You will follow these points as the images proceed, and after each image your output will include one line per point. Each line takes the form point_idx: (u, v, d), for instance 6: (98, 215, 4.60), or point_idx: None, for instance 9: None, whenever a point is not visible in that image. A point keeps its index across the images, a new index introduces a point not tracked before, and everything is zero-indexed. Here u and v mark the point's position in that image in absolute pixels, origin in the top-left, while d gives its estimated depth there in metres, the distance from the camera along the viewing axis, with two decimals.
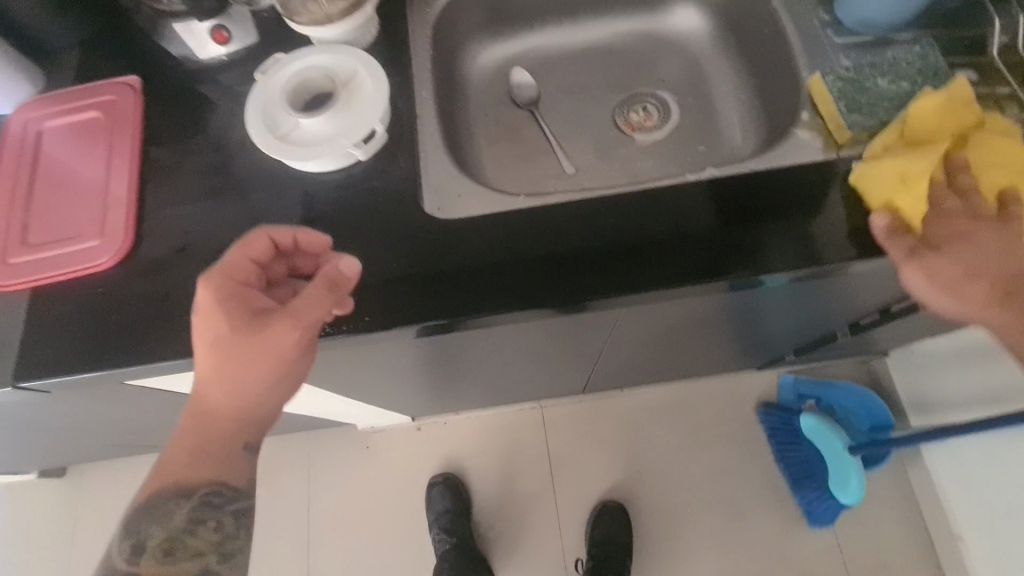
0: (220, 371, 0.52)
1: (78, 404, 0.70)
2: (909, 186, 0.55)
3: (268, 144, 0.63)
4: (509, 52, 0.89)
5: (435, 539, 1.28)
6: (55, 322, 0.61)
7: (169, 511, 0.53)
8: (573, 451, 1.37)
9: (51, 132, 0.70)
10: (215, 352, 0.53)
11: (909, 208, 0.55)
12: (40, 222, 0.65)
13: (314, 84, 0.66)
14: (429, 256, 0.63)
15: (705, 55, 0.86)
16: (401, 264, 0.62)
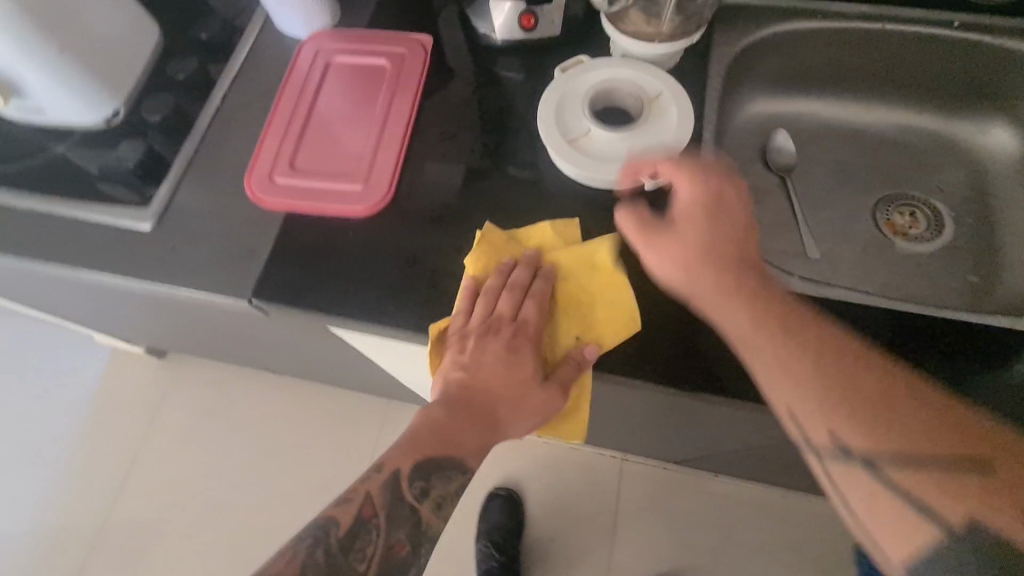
0: (501, 361, 0.54)
1: (268, 327, 0.70)
2: (599, 273, 0.57)
3: (557, 146, 0.61)
4: (775, 109, 0.82)
5: (479, 550, 1.10)
6: (301, 252, 0.61)
7: (378, 531, 0.52)
8: (659, 527, 1.14)
9: (337, 69, 0.72)
10: (502, 341, 0.54)
11: (611, 300, 0.57)
12: (310, 153, 0.66)
13: (614, 97, 0.64)
14: (683, 312, 0.57)
15: (1004, 178, 0.75)
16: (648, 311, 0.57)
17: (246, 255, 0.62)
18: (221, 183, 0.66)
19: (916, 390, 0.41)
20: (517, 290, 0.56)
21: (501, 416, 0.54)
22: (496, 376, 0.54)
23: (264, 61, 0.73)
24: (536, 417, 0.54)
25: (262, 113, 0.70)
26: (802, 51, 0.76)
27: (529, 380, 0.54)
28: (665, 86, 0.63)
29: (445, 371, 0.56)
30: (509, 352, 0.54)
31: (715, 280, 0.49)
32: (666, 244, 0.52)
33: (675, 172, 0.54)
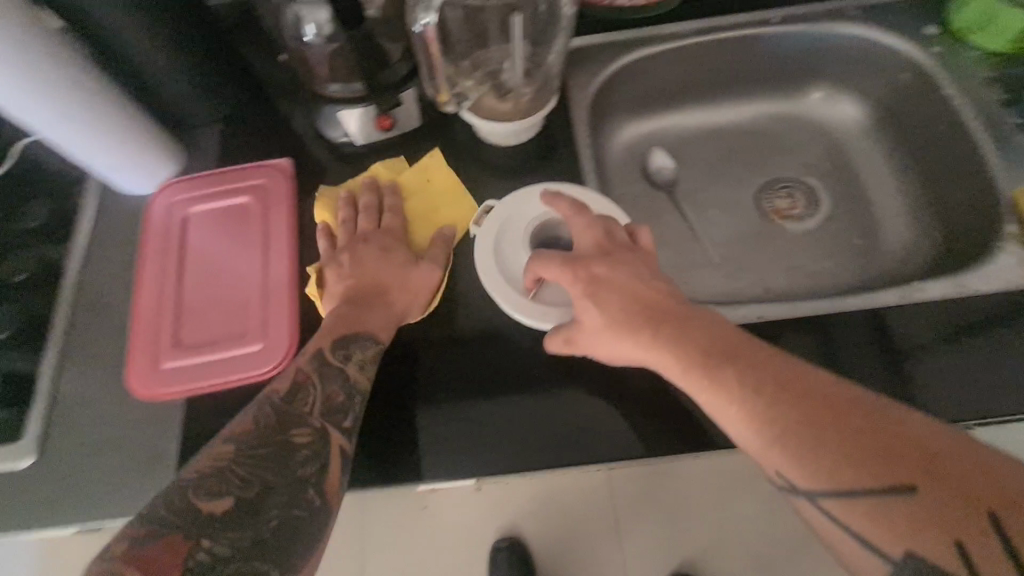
0: (368, 272, 0.59)
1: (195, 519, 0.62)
2: (429, 183, 0.66)
3: (485, 268, 0.60)
4: (645, 128, 0.85)
5: None
6: (213, 436, 0.56)
7: None
8: None
9: (197, 219, 0.66)
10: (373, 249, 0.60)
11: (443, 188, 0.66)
12: (193, 322, 0.60)
13: (546, 224, 0.63)
14: (622, 384, 0.59)
15: (854, 144, 0.81)
16: (593, 394, 0.59)
17: (152, 460, 0.55)
18: (99, 385, 0.59)
19: (860, 405, 0.41)
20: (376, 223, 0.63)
21: (372, 314, 0.57)
22: (365, 272, 0.59)
23: (113, 231, 0.67)
24: (392, 325, 0.58)
25: (124, 289, 0.63)
26: (652, 73, 0.79)
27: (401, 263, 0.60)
28: (569, 185, 0.63)
29: (337, 296, 0.58)
30: (378, 263, 0.60)
31: (677, 328, 0.48)
32: (604, 293, 0.50)
33: (562, 275, 0.52)
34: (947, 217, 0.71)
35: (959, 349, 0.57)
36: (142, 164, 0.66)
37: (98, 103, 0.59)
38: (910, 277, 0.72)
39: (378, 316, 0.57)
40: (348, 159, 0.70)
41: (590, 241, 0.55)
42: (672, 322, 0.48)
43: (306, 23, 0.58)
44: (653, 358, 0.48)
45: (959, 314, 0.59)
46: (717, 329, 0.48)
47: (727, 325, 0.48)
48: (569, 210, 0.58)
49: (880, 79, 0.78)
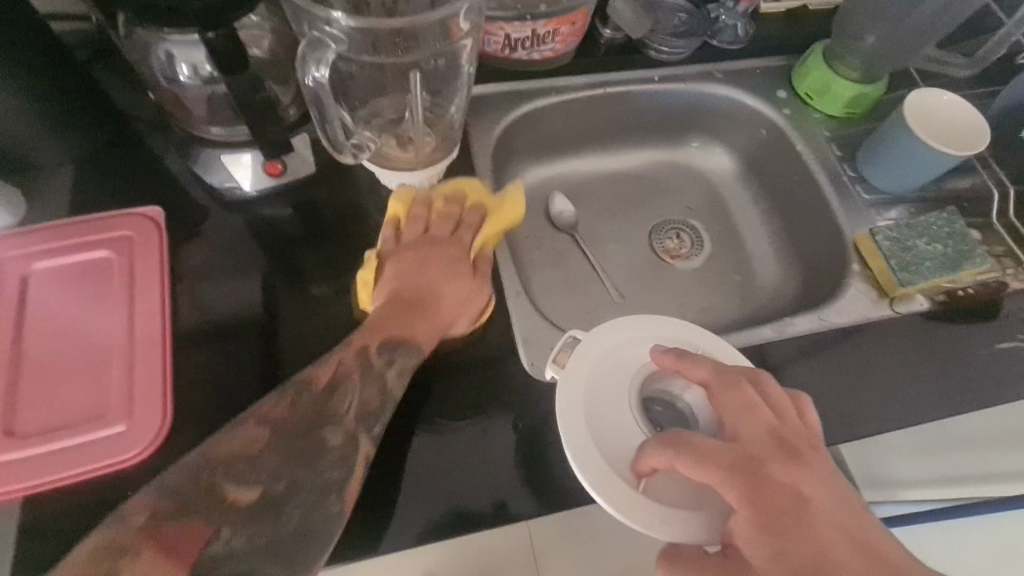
0: (406, 285, 0.55)
1: None
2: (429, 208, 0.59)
3: (589, 455, 0.51)
4: (545, 173, 0.88)
5: None
6: (60, 541, 0.47)
7: None
8: None
9: (43, 279, 0.56)
10: (427, 253, 0.56)
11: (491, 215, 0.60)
12: (37, 403, 0.51)
13: (657, 377, 0.57)
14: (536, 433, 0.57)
15: (728, 190, 0.91)
16: (507, 444, 0.56)
17: None
18: None
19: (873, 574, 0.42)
20: (418, 227, 0.58)
21: (441, 299, 0.55)
22: (411, 265, 0.56)
23: None
24: (476, 309, 0.57)
25: None
26: (549, 123, 0.82)
27: (462, 262, 0.57)
28: (675, 327, 0.58)
29: (383, 293, 0.55)
30: (428, 266, 0.56)
31: (770, 482, 0.45)
32: (734, 479, 0.45)
33: (724, 481, 0.45)
34: (806, 258, 0.81)
35: (822, 377, 0.65)
36: None
37: None
38: (780, 309, 0.81)
39: (439, 282, 0.55)
40: (233, 206, 0.64)
41: (765, 433, 0.48)
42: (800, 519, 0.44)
43: (178, 63, 0.54)
44: (767, 570, 0.43)
45: (822, 346, 0.67)
46: (824, 494, 0.46)
47: (836, 490, 0.46)
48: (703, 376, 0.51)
49: (746, 133, 0.87)
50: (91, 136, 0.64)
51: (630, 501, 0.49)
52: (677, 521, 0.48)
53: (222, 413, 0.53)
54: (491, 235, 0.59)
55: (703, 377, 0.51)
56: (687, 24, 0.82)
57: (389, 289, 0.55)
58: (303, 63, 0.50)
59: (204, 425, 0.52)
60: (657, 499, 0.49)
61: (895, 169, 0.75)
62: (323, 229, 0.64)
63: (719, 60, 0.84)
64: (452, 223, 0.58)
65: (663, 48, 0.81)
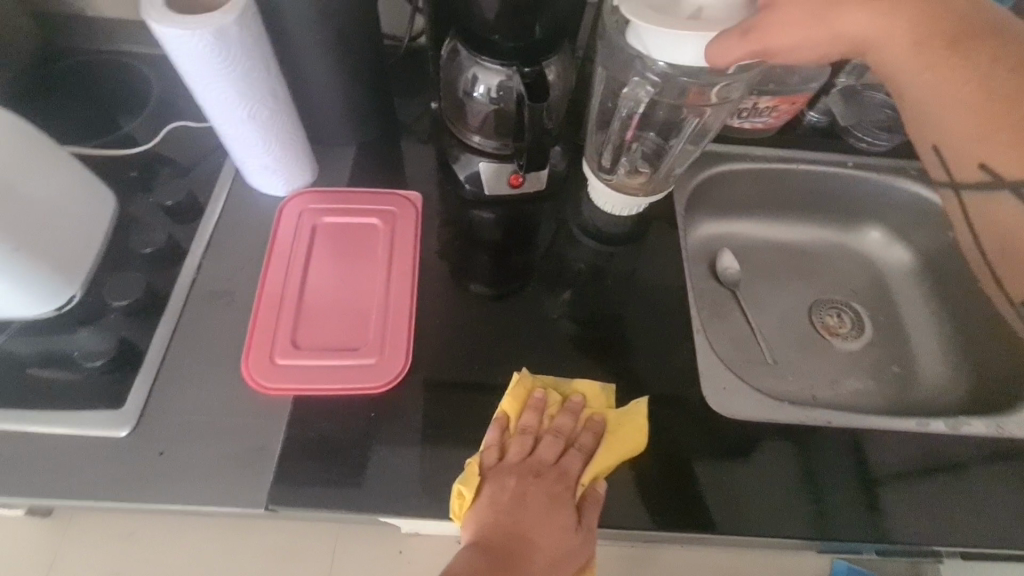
0: (513, 503, 0.55)
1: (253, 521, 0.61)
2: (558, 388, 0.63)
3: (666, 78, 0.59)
4: (719, 230, 0.94)
5: None
6: (316, 442, 0.57)
7: None
8: None
9: (325, 231, 0.70)
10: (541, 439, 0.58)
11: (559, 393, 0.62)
12: (315, 326, 0.63)
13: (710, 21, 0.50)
14: (695, 457, 0.62)
15: (896, 282, 0.92)
16: (672, 461, 0.62)
17: (251, 455, 0.57)
18: (208, 370, 0.61)
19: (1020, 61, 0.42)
20: (526, 435, 0.58)
21: (535, 542, 0.54)
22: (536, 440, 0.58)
23: (241, 227, 0.70)
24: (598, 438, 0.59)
25: (246, 283, 0.66)
26: (738, 186, 0.88)
27: (563, 499, 0.55)
28: None
29: (481, 511, 0.54)
30: (528, 495, 0.55)
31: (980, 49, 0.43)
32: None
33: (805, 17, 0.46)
34: (980, 365, 0.80)
35: (995, 484, 0.64)
36: (284, 176, 0.71)
37: (276, 122, 0.64)
38: (942, 410, 0.80)
39: (530, 526, 0.54)
40: (462, 202, 0.77)
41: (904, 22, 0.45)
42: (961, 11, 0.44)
43: (478, 83, 0.66)
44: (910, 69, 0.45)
45: (997, 453, 0.66)
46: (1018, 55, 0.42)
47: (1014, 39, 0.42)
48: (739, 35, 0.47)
49: (930, 232, 0.89)
50: (374, 128, 0.78)
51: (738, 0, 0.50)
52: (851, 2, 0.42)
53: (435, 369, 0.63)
54: (601, 467, 0.57)
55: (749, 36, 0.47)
56: (892, 120, 0.87)
57: (500, 491, 0.56)
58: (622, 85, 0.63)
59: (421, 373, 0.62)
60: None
61: None
62: (526, 239, 0.77)
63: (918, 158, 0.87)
64: (531, 435, 0.58)
65: (863, 136, 0.86)
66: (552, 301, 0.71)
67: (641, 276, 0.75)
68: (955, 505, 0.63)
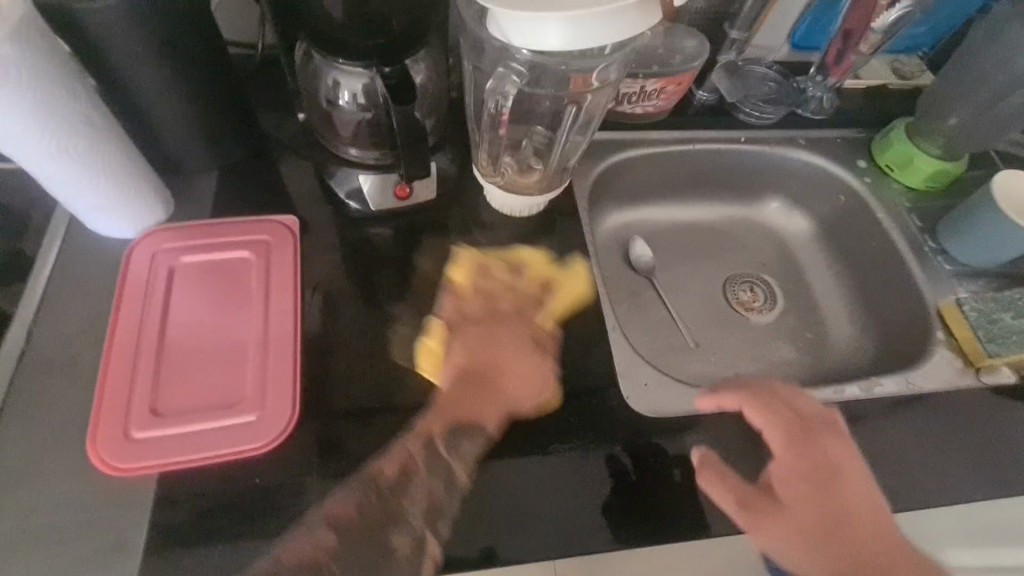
0: (478, 344, 0.60)
1: None
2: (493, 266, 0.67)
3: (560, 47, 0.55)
4: (628, 218, 0.92)
5: None
6: (192, 523, 0.49)
7: None
8: None
9: (186, 272, 0.61)
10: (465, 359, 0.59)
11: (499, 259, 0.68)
12: (180, 383, 0.54)
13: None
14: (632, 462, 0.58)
15: (800, 249, 0.94)
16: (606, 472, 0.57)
17: (111, 551, 0.48)
18: (49, 457, 0.51)
19: None
20: (479, 297, 0.64)
21: (506, 376, 0.59)
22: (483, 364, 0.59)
23: (82, 279, 0.60)
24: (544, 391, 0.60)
25: (91, 345, 0.56)
26: (639, 172, 0.87)
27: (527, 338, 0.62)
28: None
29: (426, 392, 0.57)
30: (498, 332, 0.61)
31: None
32: None
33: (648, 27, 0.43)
34: (883, 321, 0.83)
35: (908, 439, 0.65)
36: (129, 214, 0.61)
37: (103, 154, 0.55)
38: (854, 369, 0.82)
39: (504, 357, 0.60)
40: (345, 220, 0.69)
41: None
42: (833, 486, 0.53)
43: (342, 89, 0.59)
44: None
45: (907, 408, 0.68)
46: None
47: None
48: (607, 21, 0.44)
49: (823, 198, 0.91)
50: (238, 149, 0.70)
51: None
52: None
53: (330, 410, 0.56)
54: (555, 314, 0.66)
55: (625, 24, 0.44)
56: (776, 92, 0.88)
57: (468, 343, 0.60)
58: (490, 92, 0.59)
59: (313, 418, 0.55)
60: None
61: (978, 247, 0.77)
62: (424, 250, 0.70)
63: (804, 127, 0.89)
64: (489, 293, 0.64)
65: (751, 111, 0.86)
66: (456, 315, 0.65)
67: None
68: (876, 466, 0.63)
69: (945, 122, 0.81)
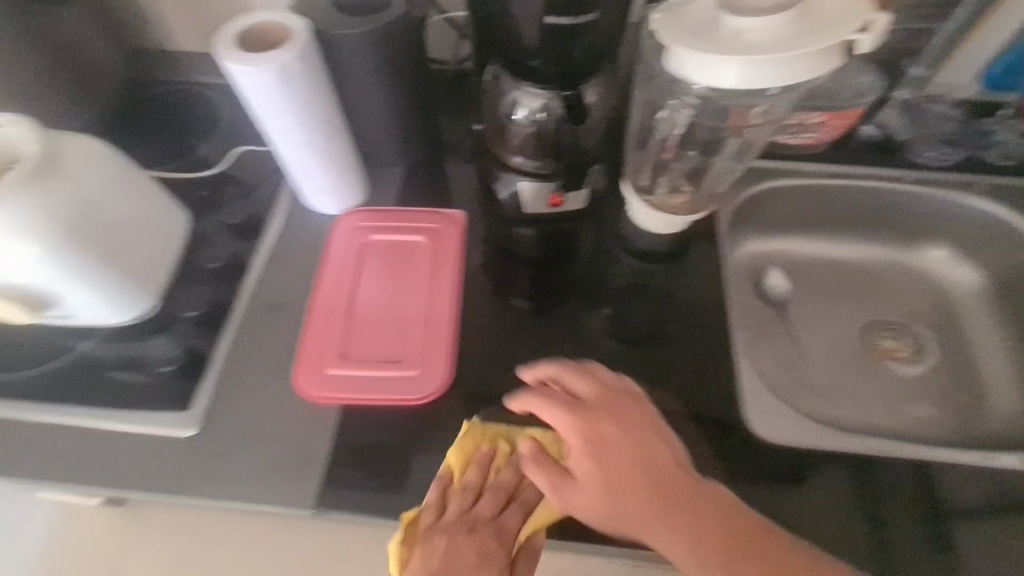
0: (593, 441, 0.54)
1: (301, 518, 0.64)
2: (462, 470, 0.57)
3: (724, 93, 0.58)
4: (766, 247, 0.91)
5: None
6: (361, 449, 0.60)
7: None
8: None
9: (374, 248, 0.73)
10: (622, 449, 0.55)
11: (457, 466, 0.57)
12: (365, 342, 0.66)
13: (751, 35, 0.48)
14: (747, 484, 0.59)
15: (961, 304, 0.86)
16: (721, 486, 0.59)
17: (302, 457, 0.61)
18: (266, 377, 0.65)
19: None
20: (484, 464, 0.57)
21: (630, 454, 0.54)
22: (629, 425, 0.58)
23: (298, 243, 0.76)
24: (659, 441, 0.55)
25: (301, 296, 0.71)
26: (785, 203, 0.86)
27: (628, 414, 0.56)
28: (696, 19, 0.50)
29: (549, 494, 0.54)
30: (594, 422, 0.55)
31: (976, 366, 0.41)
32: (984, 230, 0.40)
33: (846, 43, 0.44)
34: None
35: None
36: (338, 196, 0.75)
37: (331, 147, 0.69)
38: (1013, 443, 0.75)
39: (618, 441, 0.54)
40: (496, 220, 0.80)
41: None
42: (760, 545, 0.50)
43: (519, 107, 0.67)
44: None
45: None
46: None
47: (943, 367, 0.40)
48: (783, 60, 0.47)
49: (1000, 252, 0.83)
50: (423, 150, 0.82)
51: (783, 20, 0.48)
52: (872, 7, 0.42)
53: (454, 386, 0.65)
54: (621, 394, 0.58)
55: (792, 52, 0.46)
56: (956, 135, 0.82)
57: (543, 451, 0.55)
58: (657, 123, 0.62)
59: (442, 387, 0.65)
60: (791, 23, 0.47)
61: None
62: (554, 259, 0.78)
63: (985, 172, 0.82)
64: (505, 493, 0.57)
65: (923, 152, 0.82)
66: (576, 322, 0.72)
67: (680, 294, 0.74)
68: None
69: None
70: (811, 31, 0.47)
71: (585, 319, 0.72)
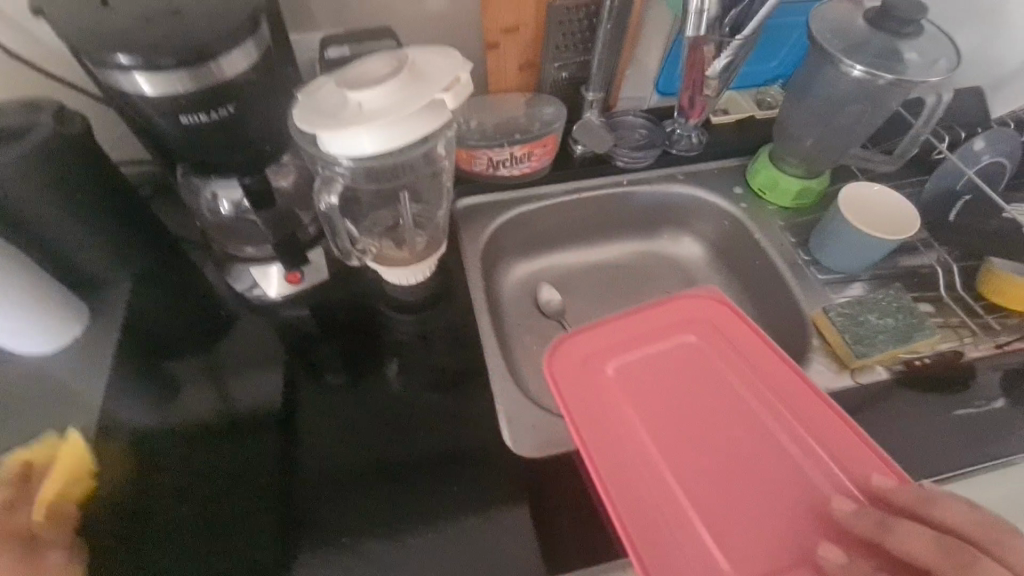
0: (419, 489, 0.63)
1: None
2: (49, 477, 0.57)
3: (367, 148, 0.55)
4: (533, 268, 0.98)
5: None
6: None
7: None
8: None
9: (686, 434, 0.65)
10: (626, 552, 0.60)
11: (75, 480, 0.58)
12: (739, 535, 0.58)
13: (356, 84, 0.52)
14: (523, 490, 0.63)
15: (699, 275, 1.00)
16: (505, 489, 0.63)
17: None
18: None
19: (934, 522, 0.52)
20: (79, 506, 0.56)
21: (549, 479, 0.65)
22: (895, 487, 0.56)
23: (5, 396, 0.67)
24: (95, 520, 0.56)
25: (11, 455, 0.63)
26: (532, 226, 0.94)
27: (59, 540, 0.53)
28: (312, 116, 0.53)
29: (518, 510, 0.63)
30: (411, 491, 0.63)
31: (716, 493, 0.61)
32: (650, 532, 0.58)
33: (420, 65, 0.53)
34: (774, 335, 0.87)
35: None
36: (45, 332, 0.68)
37: (7, 285, 0.62)
38: None
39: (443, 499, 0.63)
40: (261, 311, 0.76)
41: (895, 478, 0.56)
42: (697, 477, 0.62)
43: (221, 200, 0.67)
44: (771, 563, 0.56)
45: None
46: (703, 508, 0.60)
47: (730, 488, 0.61)
48: (394, 93, 0.51)
49: (709, 225, 0.98)
50: (150, 256, 0.77)
51: (387, 72, 0.52)
52: (435, 58, 0.54)
53: (286, 489, 0.63)
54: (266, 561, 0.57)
55: (388, 82, 0.51)
56: (647, 138, 0.96)
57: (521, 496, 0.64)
58: (320, 194, 0.63)
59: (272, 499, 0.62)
60: (393, 71, 0.52)
61: (843, 254, 0.82)
62: (338, 329, 0.76)
63: (677, 165, 0.96)
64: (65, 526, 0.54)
65: (626, 158, 0.94)
66: (376, 383, 0.72)
67: (446, 333, 0.77)
68: None
69: (803, 144, 0.87)
70: (414, 91, 0.51)
71: (382, 376, 0.72)
